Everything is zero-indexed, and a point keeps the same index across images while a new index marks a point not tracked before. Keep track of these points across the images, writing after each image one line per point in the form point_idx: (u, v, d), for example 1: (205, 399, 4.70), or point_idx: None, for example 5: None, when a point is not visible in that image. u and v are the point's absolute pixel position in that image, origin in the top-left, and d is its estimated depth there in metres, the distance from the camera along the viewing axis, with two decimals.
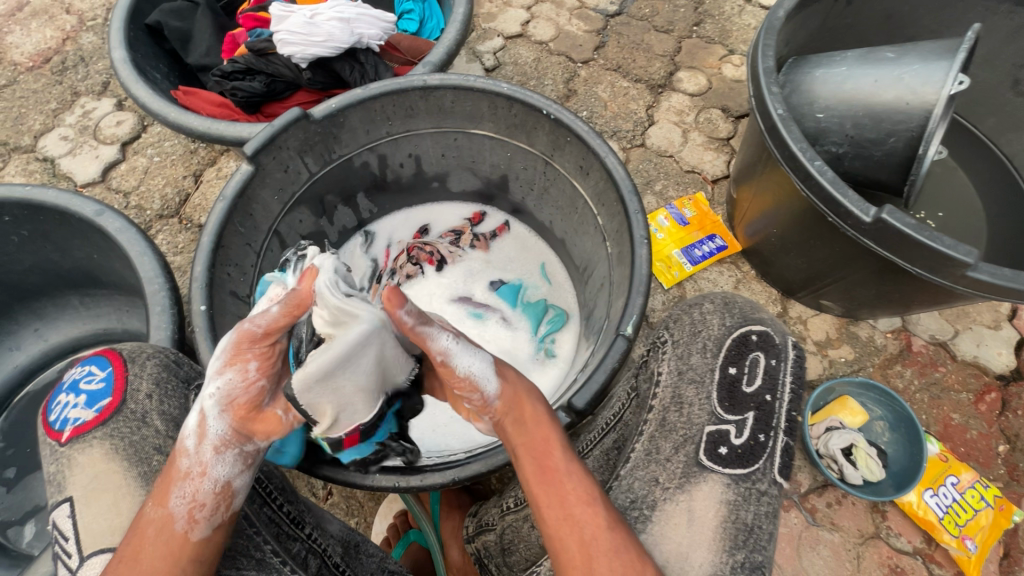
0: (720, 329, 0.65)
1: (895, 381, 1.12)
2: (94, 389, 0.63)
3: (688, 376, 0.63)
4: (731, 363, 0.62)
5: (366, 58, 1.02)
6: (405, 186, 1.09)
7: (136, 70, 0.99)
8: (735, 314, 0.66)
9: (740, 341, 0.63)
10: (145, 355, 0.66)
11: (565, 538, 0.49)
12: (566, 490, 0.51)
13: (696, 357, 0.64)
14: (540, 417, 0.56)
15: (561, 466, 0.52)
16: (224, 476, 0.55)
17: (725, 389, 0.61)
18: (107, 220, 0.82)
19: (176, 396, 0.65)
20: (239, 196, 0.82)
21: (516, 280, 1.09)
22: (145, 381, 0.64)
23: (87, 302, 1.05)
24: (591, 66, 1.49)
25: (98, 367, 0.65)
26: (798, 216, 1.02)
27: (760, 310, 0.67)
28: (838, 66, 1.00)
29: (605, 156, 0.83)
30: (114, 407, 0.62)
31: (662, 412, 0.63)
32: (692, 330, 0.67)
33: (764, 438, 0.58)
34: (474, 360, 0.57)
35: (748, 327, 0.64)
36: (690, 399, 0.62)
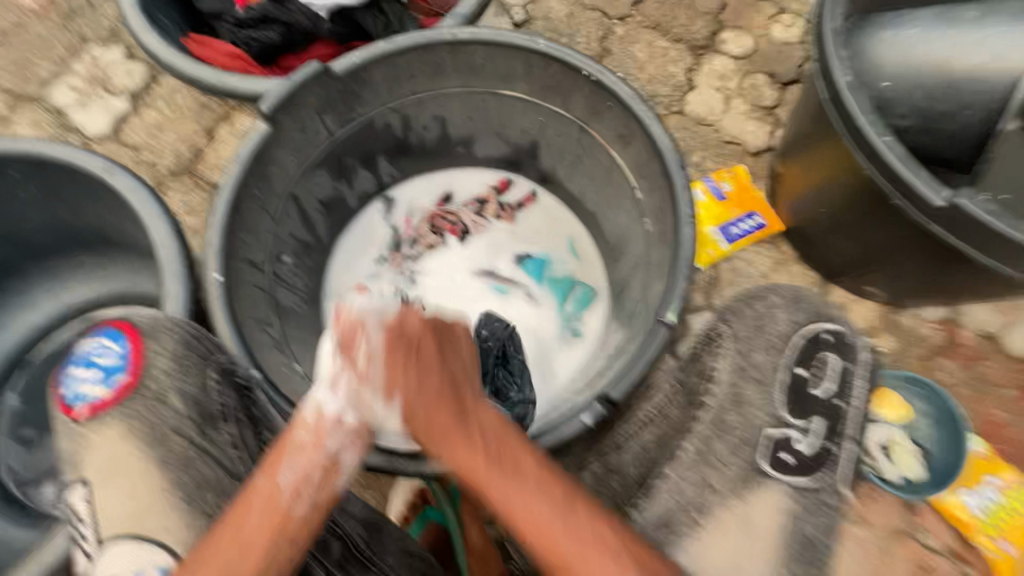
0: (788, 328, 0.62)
1: (937, 375, 1.07)
2: (109, 364, 0.60)
3: (751, 376, 0.62)
4: (798, 364, 0.62)
5: (392, 9, 0.94)
6: (429, 151, 1.02)
7: (146, 16, 0.92)
8: (804, 310, 0.65)
9: (810, 340, 0.62)
10: (164, 329, 0.63)
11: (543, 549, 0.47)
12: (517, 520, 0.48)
13: (760, 355, 0.62)
14: (457, 454, 0.52)
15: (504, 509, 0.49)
16: (340, 449, 0.56)
17: (792, 390, 0.61)
18: (117, 179, 0.78)
19: (195, 375, 0.62)
20: (254, 156, 0.77)
21: (542, 254, 1.04)
22: (163, 358, 0.61)
23: (100, 263, 1.02)
24: (627, 23, 1.39)
25: (110, 341, 0.61)
26: (850, 194, 0.95)
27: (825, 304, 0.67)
28: (909, 28, 0.89)
29: (650, 125, 0.77)
30: (130, 385, 0.59)
31: (718, 410, 0.60)
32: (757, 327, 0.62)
33: (831, 446, 0.60)
34: (366, 408, 0.56)
35: (820, 325, 0.63)
36: (750, 399, 0.61)
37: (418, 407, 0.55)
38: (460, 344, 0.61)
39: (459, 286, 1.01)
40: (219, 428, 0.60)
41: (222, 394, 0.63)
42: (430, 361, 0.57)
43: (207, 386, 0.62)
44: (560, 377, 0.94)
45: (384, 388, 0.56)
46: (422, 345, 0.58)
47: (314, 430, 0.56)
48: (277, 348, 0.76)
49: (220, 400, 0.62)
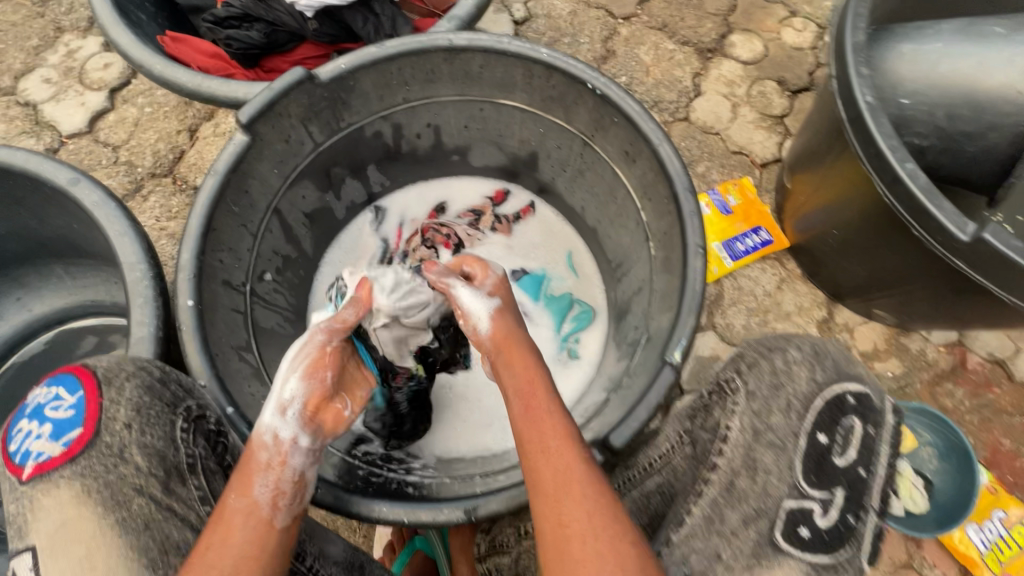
0: (808, 385, 0.57)
1: (943, 401, 1.04)
2: (62, 418, 0.52)
3: (765, 438, 0.56)
4: (820, 430, 0.55)
5: (382, 8, 0.86)
6: (421, 158, 0.97)
7: (117, 9, 0.85)
8: (828, 367, 0.58)
9: (835, 402, 0.56)
10: (124, 376, 0.55)
11: (542, 472, 0.49)
12: (546, 431, 0.51)
13: (777, 417, 0.56)
14: (531, 370, 0.56)
15: (540, 423, 0.52)
16: (302, 465, 0.56)
17: (811, 459, 0.54)
18: (83, 191, 0.71)
19: (160, 425, 0.55)
20: (232, 170, 0.71)
21: (540, 270, 0.99)
22: (122, 410, 0.53)
23: (72, 271, 0.96)
24: (633, 23, 1.33)
25: (64, 389, 0.53)
26: (863, 216, 0.90)
27: (853, 361, 0.60)
28: (932, 42, 0.85)
29: (658, 144, 0.71)
30: (84, 441, 0.51)
31: (730, 474, 0.55)
32: (773, 382, 0.58)
33: (854, 519, 0.53)
34: (476, 298, 0.62)
35: (845, 386, 0.56)
36: (767, 466, 0.55)
37: (505, 321, 0.61)
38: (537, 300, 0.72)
39: None
40: (186, 481, 0.55)
41: (189, 443, 0.56)
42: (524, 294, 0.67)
43: (174, 437, 0.55)
44: None
45: (494, 293, 0.64)
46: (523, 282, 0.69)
47: (277, 449, 0.55)
48: (256, 377, 0.71)
49: (187, 451, 0.56)
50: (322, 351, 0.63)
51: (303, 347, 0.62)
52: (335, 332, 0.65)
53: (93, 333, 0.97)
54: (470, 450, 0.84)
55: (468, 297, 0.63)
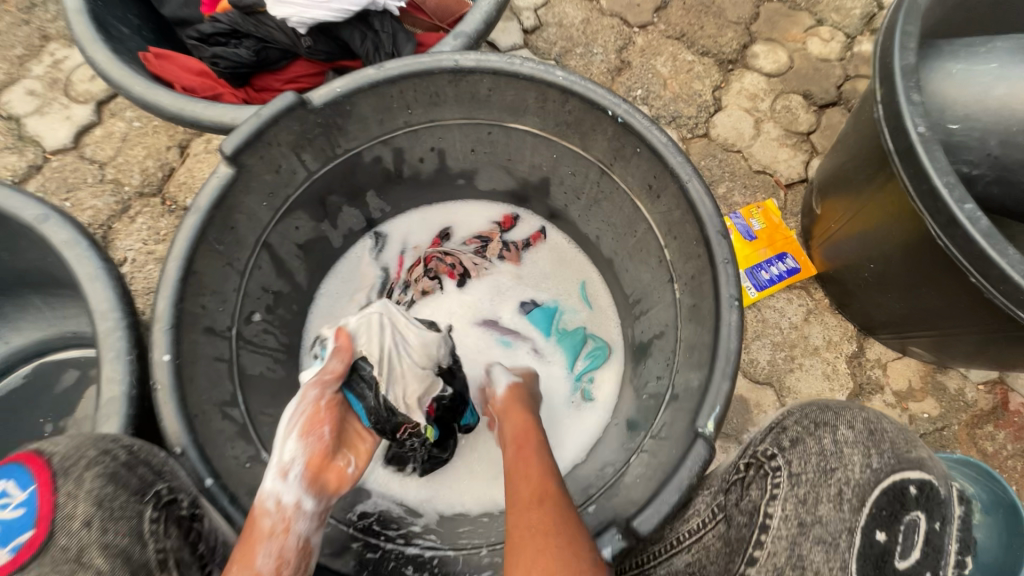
0: (863, 474, 0.50)
1: (984, 445, 0.96)
2: (8, 518, 0.42)
3: (813, 533, 0.50)
4: (878, 527, 0.48)
5: (382, 26, 0.78)
6: (424, 182, 0.90)
7: (95, 24, 0.78)
8: (886, 451, 0.52)
9: (895, 494, 0.48)
10: (83, 463, 0.45)
11: (521, 494, 0.58)
12: (530, 463, 0.62)
13: (825, 508, 0.50)
14: (527, 423, 0.69)
15: (529, 464, 0.62)
16: (306, 530, 0.57)
17: (870, 562, 0.47)
18: (52, 229, 0.65)
19: (126, 519, 0.45)
20: (216, 206, 0.65)
21: (551, 302, 0.92)
22: (82, 504, 0.44)
23: (51, 302, 0.90)
24: (649, 33, 1.25)
25: (13, 482, 0.44)
26: (903, 251, 0.82)
27: (913, 444, 0.53)
28: (987, 62, 0.77)
29: (686, 181, 0.64)
30: (38, 543, 0.42)
31: (773, 572, 0.49)
32: (822, 467, 0.52)
33: None
34: (503, 371, 0.80)
35: (906, 476, 0.49)
36: (814, 565, 0.48)
37: (521, 394, 0.75)
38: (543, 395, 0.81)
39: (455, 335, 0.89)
40: None
41: (160, 535, 0.47)
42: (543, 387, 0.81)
43: (143, 531, 0.46)
44: (569, 451, 0.81)
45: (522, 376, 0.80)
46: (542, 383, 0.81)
47: (281, 515, 0.56)
48: (242, 435, 0.65)
49: (158, 547, 0.46)
50: (315, 408, 0.64)
51: (296, 408, 0.63)
52: (326, 384, 0.66)
53: (73, 368, 0.91)
54: (475, 504, 0.77)
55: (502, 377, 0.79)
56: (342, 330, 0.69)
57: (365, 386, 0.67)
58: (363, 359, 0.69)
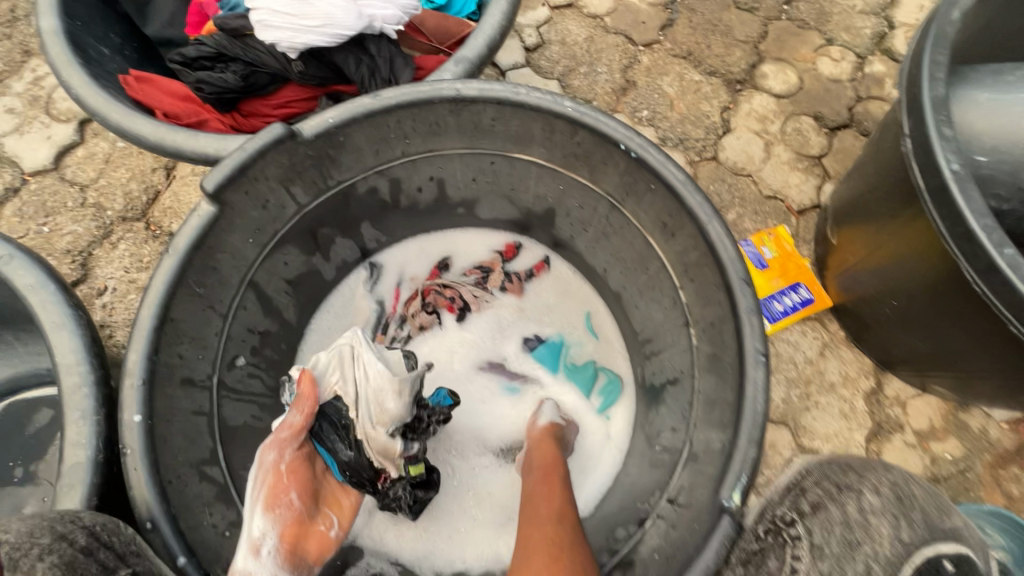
0: (892, 544, 0.43)
1: (1009, 489, 0.92)
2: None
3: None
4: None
5: (378, 50, 0.74)
6: (423, 212, 0.84)
7: (72, 47, 0.73)
8: (914, 520, 0.44)
9: (931, 571, 0.41)
10: (32, 553, 0.40)
11: (539, 511, 0.62)
12: (550, 487, 0.65)
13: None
14: (555, 456, 0.70)
15: (549, 488, 0.65)
16: None
17: None
18: (17, 272, 0.59)
19: None
20: (196, 247, 0.60)
21: (557, 335, 0.87)
22: None
23: (23, 338, 0.84)
24: (655, 51, 1.21)
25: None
26: (929, 288, 0.77)
27: (945, 512, 0.46)
28: (1015, 92, 0.72)
29: (706, 223, 0.59)
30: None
31: None
32: (847, 539, 0.44)
33: None
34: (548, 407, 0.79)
35: (939, 549, 0.42)
36: None
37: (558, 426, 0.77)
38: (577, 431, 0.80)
39: (455, 373, 0.84)
40: None
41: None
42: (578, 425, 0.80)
43: None
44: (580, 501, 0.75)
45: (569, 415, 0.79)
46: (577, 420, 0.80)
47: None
48: (221, 496, 0.60)
49: None
50: (276, 475, 0.59)
51: (255, 478, 0.58)
52: (283, 445, 0.61)
53: (46, 408, 0.85)
54: (477, 560, 0.72)
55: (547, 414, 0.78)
56: (306, 372, 0.64)
57: (339, 442, 0.63)
58: (333, 399, 0.64)
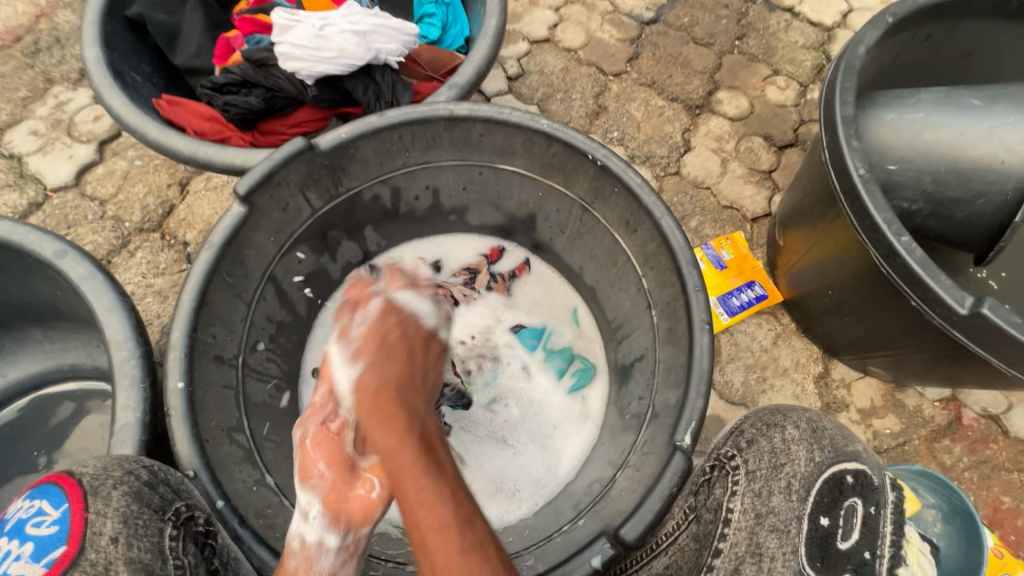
0: (807, 465, 0.53)
1: (943, 459, 1.03)
2: (44, 533, 0.46)
3: (768, 522, 0.52)
4: (821, 512, 0.50)
5: (383, 77, 0.87)
6: (419, 219, 0.96)
7: (112, 75, 0.84)
8: (825, 446, 0.54)
9: (834, 483, 0.51)
10: (112, 482, 0.49)
11: (422, 531, 0.45)
12: (414, 503, 0.47)
13: (777, 500, 0.52)
14: (398, 444, 0.50)
15: (411, 506, 0.47)
16: (330, 568, 0.57)
17: (815, 545, 0.49)
18: (69, 264, 0.69)
19: (149, 535, 0.48)
20: (228, 242, 0.70)
21: (540, 324, 0.98)
22: (110, 522, 0.47)
23: (51, 335, 0.92)
24: (623, 80, 1.37)
25: (48, 502, 0.47)
26: (856, 277, 0.90)
27: (851, 439, 0.56)
28: (914, 111, 0.85)
29: (660, 217, 0.72)
30: (68, 560, 0.45)
31: (734, 561, 0.51)
32: (772, 463, 0.55)
33: None
34: (341, 364, 0.59)
35: (842, 466, 0.51)
36: (770, 552, 0.50)
37: (371, 379, 0.55)
38: (406, 354, 0.59)
39: None
40: None
41: (178, 551, 0.50)
42: (400, 354, 0.58)
43: (164, 547, 0.49)
44: (564, 465, 0.85)
45: (359, 355, 0.59)
46: (393, 340, 0.60)
47: (304, 555, 0.57)
48: (248, 458, 0.69)
49: (176, 561, 0.49)
50: (304, 449, 0.61)
51: (296, 453, 0.63)
52: (306, 420, 0.62)
53: (68, 400, 0.92)
54: None
55: (340, 351, 0.61)
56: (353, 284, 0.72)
57: None
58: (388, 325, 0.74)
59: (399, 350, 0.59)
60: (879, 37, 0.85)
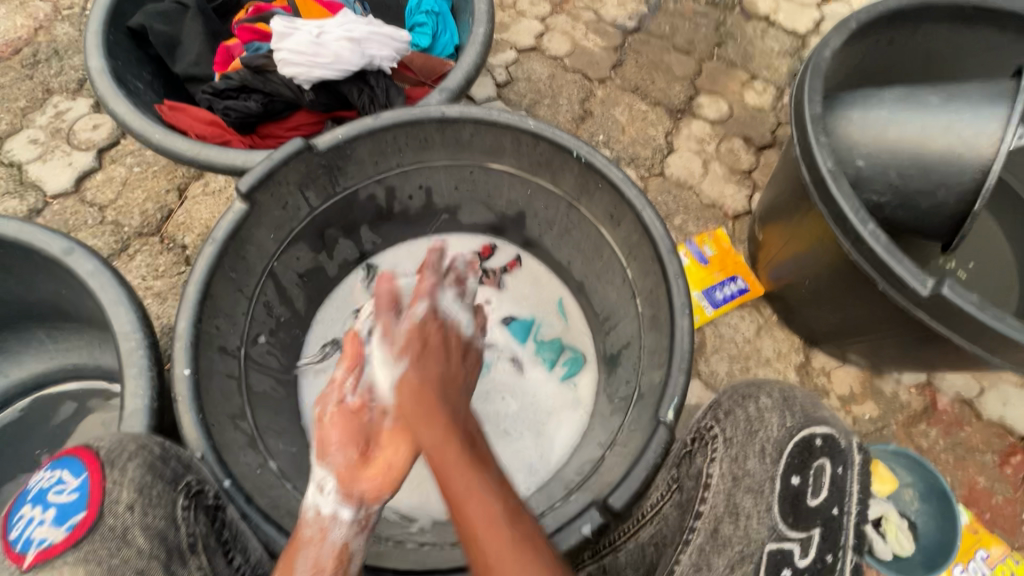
0: (779, 430, 0.58)
1: (920, 442, 1.08)
2: (65, 500, 0.50)
3: (744, 484, 0.57)
4: (793, 472, 0.55)
5: (377, 81, 0.91)
6: (413, 218, 0.99)
7: (116, 82, 0.87)
8: (796, 412, 0.59)
9: (804, 445, 0.56)
10: (127, 456, 0.53)
11: (473, 514, 0.46)
12: (465, 484, 0.47)
13: (752, 462, 0.57)
14: (440, 427, 0.52)
15: (460, 494, 0.47)
16: (344, 535, 0.59)
17: (788, 501, 0.54)
18: (77, 261, 0.71)
19: (163, 504, 0.52)
20: (230, 238, 0.73)
21: (529, 316, 1.00)
22: (126, 491, 0.51)
23: (54, 335, 0.95)
24: (607, 86, 1.42)
25: (68, 472, 0.52)
26: (831, 267, 0.95)
27: (819, 407, 0.61)
28: (878, 109, 0.91)
29: (641, 210, 0.76)
30: (89, 525, 0.49)
31: (713, 521, 0.56)
32: (747, 430, 0.59)
33: (834, 560, 0.51)
34: (383, 364, 0.63)
35: (811, 429, 0.57)
36: (746, 510, 0.55)
37: (412, 374, 0.59)
38: (451, 353, 0.64)
39: None
40: (188, 561, 0.52)
41: (190, 521, 0.53)
42: (436, 354, 0.62)
43: (176, 516, 0.53)
44: (557, 452, 0.88)
45: (401, 354, 0.62)
46: (428, 341, 0.64)
47: (318, 525, 0.59)
48: (251, 444, 0.71)
49: (188, 530, 0.53)
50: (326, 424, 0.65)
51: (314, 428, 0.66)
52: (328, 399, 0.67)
53: (70, 399, 0.94)
54: None
55: (380, 358, 0.64)
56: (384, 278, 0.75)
57: None
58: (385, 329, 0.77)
59: (438, 350, 0.63)
60: (843, 41, 0.90)
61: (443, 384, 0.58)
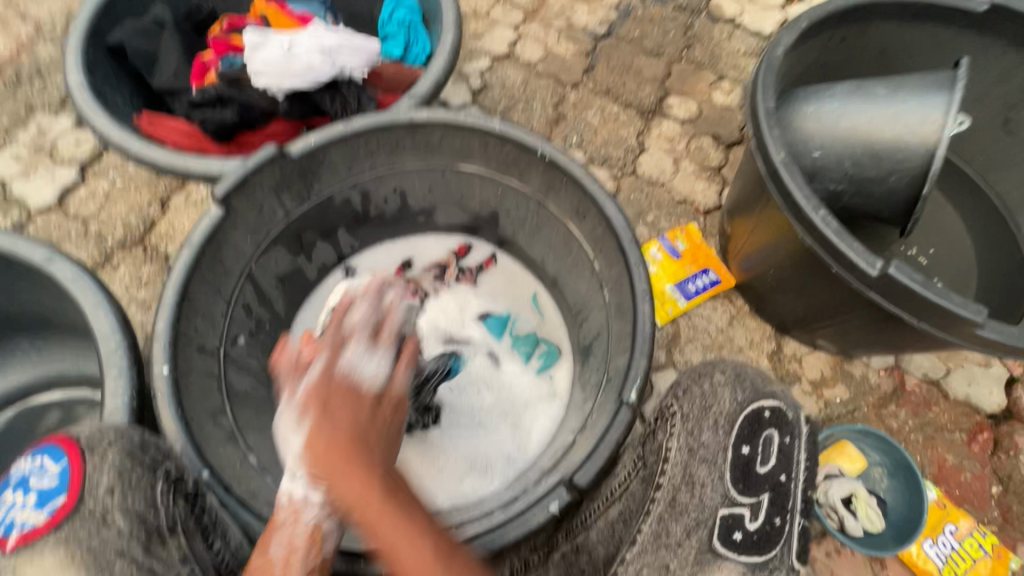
0: (731, 405, 0.67)
1: (890, 423, 1.11)
2: (45, 486, 0.53)
3: (699, 455, 0.65)
4: (744, 443, 0.65)
5: (349, 89, 0.95)
6: (389, 220, 1.02)
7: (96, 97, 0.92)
8: (747, 387, 0.68)
9: (755, 418, 0.66)
10: (107, 443, 0.56)
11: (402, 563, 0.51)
12: (393, 537, 0.51)
13: (707, 436, 0.66)
14: (361, 473, 0.55)
15: (389, 546, 0.51)
16: (316, 517, 0.57)
17: (739, 469, 0.64)
18: (58, 267, 0.74)
19: (140, 488, 0.55)
20: (207, 241, 0.76)
21: (505, 311, 1.03)
22: (105, 476, 0.54)
23: (39, 345, 0.96)
24: (580, 90, 1.46)
25: (48, 459, 0.55)
26: (793, 254, 0.99)
27: (768, 382, 0.71)
28: (829, 103, 0.95)
29: (603, 203, 0.79)
30: (68, 508, 0.52)
31: (672, 491, 0.64)
32: (702, 406, 0.67)
33: (779, 521, 0.63)
34: (366, 359, 0.67)
35: (761, 404, 0.67)
36: (701, 479, 0.63)
37: (332, 413, 0.60)
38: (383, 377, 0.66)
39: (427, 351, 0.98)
40: (166, 543, 0.54)
41: (168, 506, 0.56)
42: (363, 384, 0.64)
43: (154, 501, 0.55)
44: (534, 442, 0.91)
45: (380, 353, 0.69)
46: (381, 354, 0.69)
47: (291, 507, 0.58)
48: (230, 440, 0.73)
49: (168, 514, 0.56)
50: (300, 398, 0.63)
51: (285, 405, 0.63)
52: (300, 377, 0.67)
53: (55, 408, 0.95)
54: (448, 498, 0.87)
55: (357, 358, 0.66)
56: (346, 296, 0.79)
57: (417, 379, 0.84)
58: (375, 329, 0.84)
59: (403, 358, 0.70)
60: (794, 39, 0.95)
61: (372, 417, 0.61)
